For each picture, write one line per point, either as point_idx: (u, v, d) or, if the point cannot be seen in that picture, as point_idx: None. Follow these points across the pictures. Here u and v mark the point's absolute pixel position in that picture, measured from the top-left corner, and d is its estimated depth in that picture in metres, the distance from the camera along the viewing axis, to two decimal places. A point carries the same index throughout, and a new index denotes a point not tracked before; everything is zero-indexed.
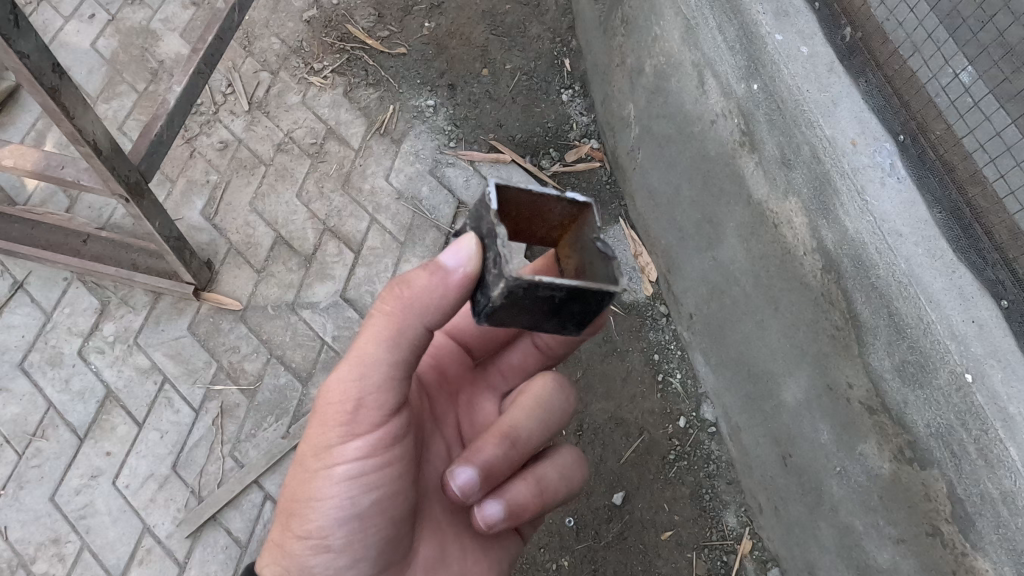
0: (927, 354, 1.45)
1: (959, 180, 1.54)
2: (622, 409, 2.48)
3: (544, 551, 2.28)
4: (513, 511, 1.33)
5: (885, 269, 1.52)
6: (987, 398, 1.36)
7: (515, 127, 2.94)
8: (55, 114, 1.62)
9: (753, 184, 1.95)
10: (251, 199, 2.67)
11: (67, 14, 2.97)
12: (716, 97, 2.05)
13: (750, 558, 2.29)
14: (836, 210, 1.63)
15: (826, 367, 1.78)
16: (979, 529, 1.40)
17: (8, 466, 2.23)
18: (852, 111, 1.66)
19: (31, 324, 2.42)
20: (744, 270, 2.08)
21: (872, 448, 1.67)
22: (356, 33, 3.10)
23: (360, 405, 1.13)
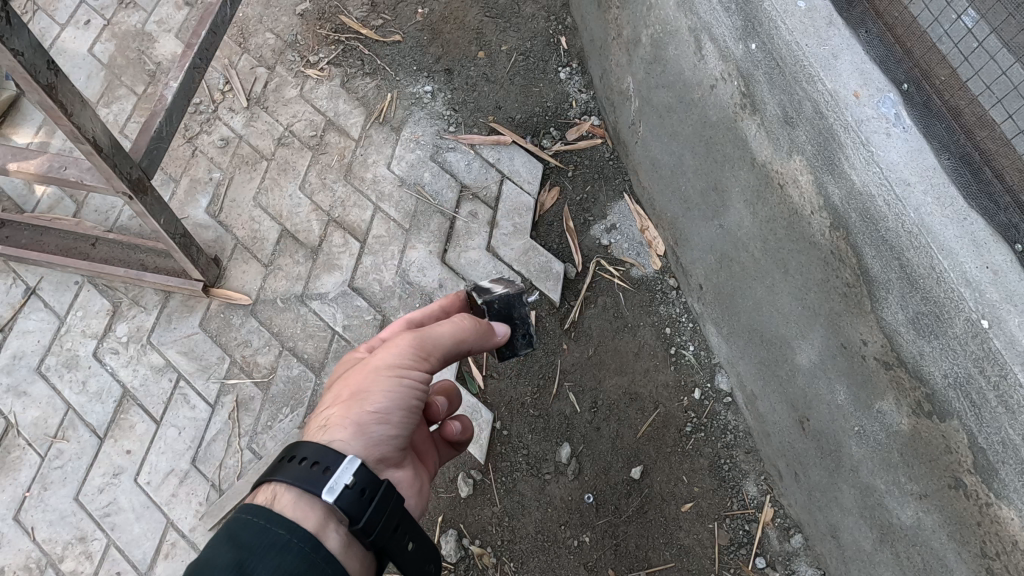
0: (941, 304, 1.43)
1: (967, 124, 1.46)
2: (636, 383, 2.47)
3: (565, 527, 2.27)
4: (464, 430, 1.78)
5: (894, 219, 1.50)
6: (1005, 343, 1.33)
7: (514, 109, 2.92)
8: (55, 111, 1.64)
9: (756, 146, 1.93)
10: (255, 194, 2.67)
11: (64, 21, 2.98)
12: (715, 61, 2.03)
13: (772, 526, 2.27)
14: (841, 164, 1.61)
15: (839, 326, 1.76)
16: (1003, 478, 1.38)
17: (31, 469, 2.26)
18: (853, 63, 1.62)
19: (46, 328, 2.45)
20: (752, 235, 2.06)
21: (890, 404, 1.65)
22: (350, 23, 3.09)
23: (429, 354, 1.51)
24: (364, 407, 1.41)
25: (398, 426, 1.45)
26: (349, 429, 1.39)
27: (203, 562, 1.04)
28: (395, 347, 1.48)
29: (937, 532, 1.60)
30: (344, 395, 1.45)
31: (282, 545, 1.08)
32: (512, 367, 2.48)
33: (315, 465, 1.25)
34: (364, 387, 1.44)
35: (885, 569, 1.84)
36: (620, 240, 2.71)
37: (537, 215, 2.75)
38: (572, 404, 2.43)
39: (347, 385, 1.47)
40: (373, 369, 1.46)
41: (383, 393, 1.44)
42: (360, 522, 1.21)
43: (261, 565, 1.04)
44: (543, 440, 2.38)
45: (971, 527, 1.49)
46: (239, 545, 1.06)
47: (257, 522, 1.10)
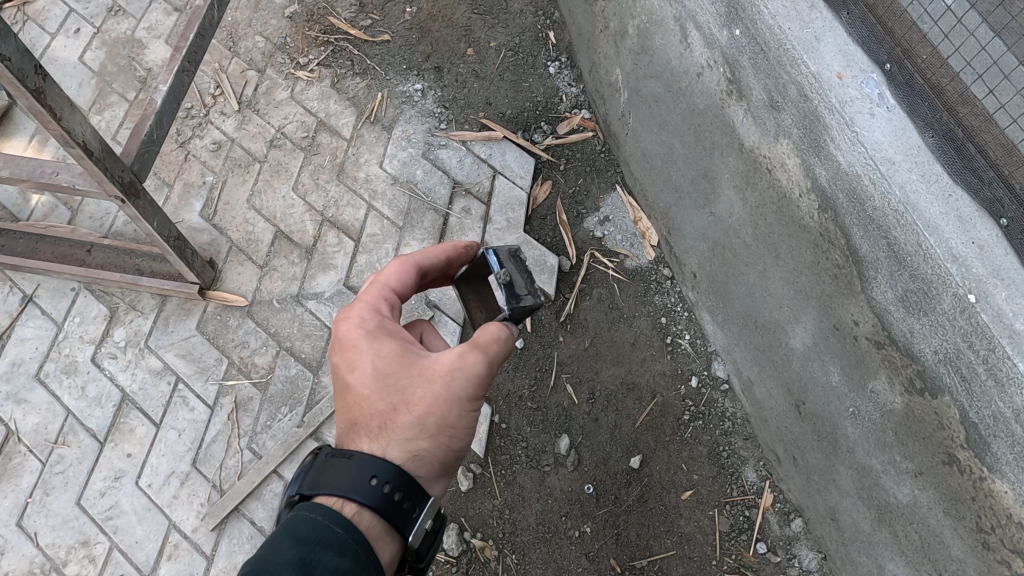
0: (928, 281, 1.44)
1: (949, 102, 1.46)
2: (633, 373, 2.48)
3: (566, 518, 2.28)
4: None
5: (881, 199, 1.51)
6: (992, 317, 1.34)
7: (505, 104, 2.93)
8: (44, 116, 1.65)
9: (744, 132, 1.94)
10: (248, 197, 2.68)
11: (53, 30, 2.99)
12: (701, 49, 2.03)
13: (773, 511, 2.28)
14: (827, 147, 1.62)
15: (832, 308, 1.77)
16: (995, 451, 1.39)
17: (33, 475, 2.27)
18: (836, 45, 1.63)
19: (44, 335, 2.46)
20: (743, 221, 2.07)
21: (883, 383, 1.66)
22: (339, 24, 3.09)
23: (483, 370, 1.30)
24: (448, 445, 1.27)
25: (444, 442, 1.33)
26: (433, 469, 1.27)
27: (266, 557, 1.00)
28: (468, 371, 1.24)
29: (933, 510, 1.61)
30: (427, 430, 1.24)
31: (342, 545, 1.05)
32: (509, 361, 2.49)
33: (394, 490, 1.16)
34: (449, 420, 1.25)
35: (884, 548, 1.85)
36: (613, 232, 2.72)
37: (529, 209, 2.76)
38: (569, 396, 2.44)
39: (415, 415, 1.24)
40: (453, 404, 1.25)
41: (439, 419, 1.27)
42: (424, 557, 1.23)
43: (324, 567, 1.00)
44: (542, 432, 2.39)
45: (966, 502, 1.51)
46: (301, 541, 1.03)
47: (321, 524, 1.07)
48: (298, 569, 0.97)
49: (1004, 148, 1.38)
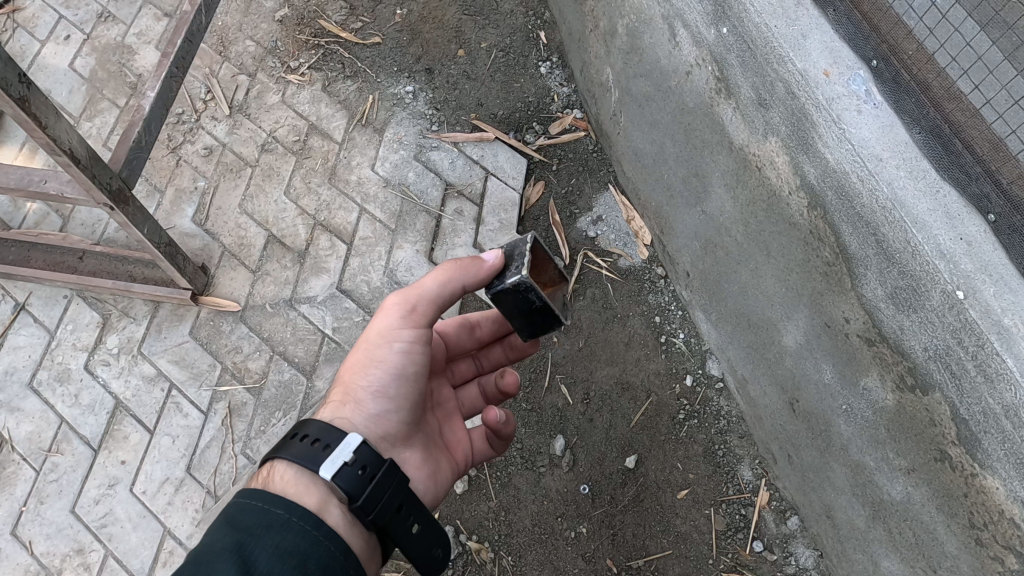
0: (917, 277, 1.44)
1: (935, 98, 1.45)
2: (628, 373, 2.47)
3: (561, 519, 2.27)
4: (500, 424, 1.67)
5: (869, 196, 1.51)
6: (980, 313, 1.34)
7: (496, 105, 2.93)
8: (28, 124, 1.64)
9: (733, 130, 1.94)
10: (240, 201, 2.68)
11: (44, 37, 2.99)
12: (689, 48, 2.03)
13: (769, 509, 2.28)
14: (816, 144, 1.62)
15: (823, 306, 1.76)
16: (986, 447, 1.39)
17: (27, 483, 2.27)
18: (822, 42, 1.62)
19: (37, 343, 2.46)
20: (734, 219, 2.06)
21: (875, 380, 1.65)
22: (330, 27, 3.09)
23: (414, 310, 1.52)
24: (359, 384, 1.50)
25: (394, 398, 1.51)
26: (351, 407, 1.49)
27: (204, 546, 1.04)
28: (382, 316, 1.54)
29: (927, 506, 1.60)
30: (354, 366, 1.52)
31: (283, 523, 1.10)
32: None
33: (316, 443, 1.30)
34: (370, 357, 1.50)
35: (879, 546, 1.84)
36: (607, 232, 2.71)
37: (522, 210, 2.75)
38: (564, 396, 2.44)
39: (354, 356, 1.54)
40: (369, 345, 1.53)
41: (373, 362, 1.50)
42: (361, 500, 1.24)
43: (262, 546, 1.05)
44: (537, 433, 2.39)
45: (959, 498, 1.50)
46: (239, 528, 1.08)
47: (255, 504, 1.12)
48: (235, 554, 1.02)
49: (991, 143, 1.37)
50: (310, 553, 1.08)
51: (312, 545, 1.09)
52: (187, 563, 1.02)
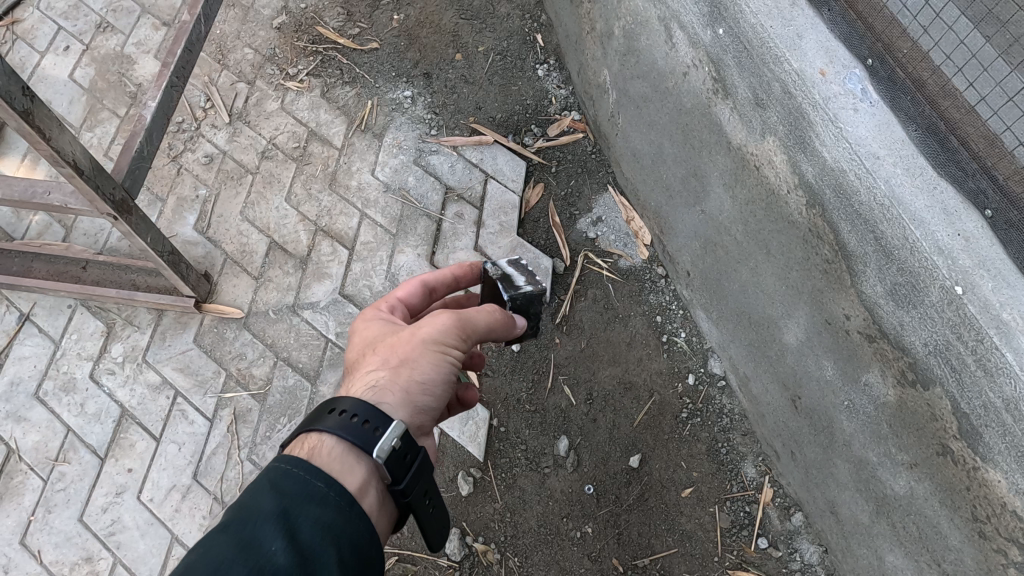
0: (916, 274, 1.45)
1: (931, 95, 1.47)
2: (630, 373, 2.49)
3: (567, 519, 2.28)
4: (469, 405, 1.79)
5: (866, 193, 1.52)
6: (979, 308, 1.35)
7: (494, 108, 2.95)
8: (32, 136, 1.66)
9: (731, 130, 1.95)
10: (241, 208, 2.69)
11: (43, 48, 3.00)
12: (685, 49, 2.05)
13: (773, 506, 2.29)
14: (813, 143, 1.63)
15: (823, 303, 1.77)
16: (987, 441, 1.40)
17: (35, 493, 2.28)
18: (818, 42, 1.64)
19: (42, 353, 2.47)
20: (733, 218, 2.08)
21: (876, 376, 1.67)
22: (327, 33, 3.10)
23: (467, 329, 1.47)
24: (413, 377, 1.36)
25: (435, 398, 1.41)
26: (399, 402, 1.33)
27: (247, 505, 1.04)
28: (440, 318, 1.42)
29: (929, 500, 1.62)
30: (405, 364, 1.36)
31: (321, 498, 1.08)
32: (507, 364, 2.50)
33: (362, 422, 1.21)
34: (425, 361, 1.38)
35: (883, 540, 1.86)
36: (607, 232, 2.73)
37: (522, 212, 2.77)
38: (567, 397, 2.45)
39: (400, 352, 1.37)
40: (423, 342, 1.38)
41: (429, 364, 1.38)
42: (401, 484, 1.23)
43: (305, 517, 1.04)
44: (541, 434, 2.40)
45: (961, 492, 1.51)
46: (282, 493, 1.06)
47: (298, 473, 1.09)
48: (278, 521, 1.01)
49: (986, 139, 1.39)
50: (345, 531, 1.06)
51: (346, 522, 1.07)
52: (228, 522, 1.01)
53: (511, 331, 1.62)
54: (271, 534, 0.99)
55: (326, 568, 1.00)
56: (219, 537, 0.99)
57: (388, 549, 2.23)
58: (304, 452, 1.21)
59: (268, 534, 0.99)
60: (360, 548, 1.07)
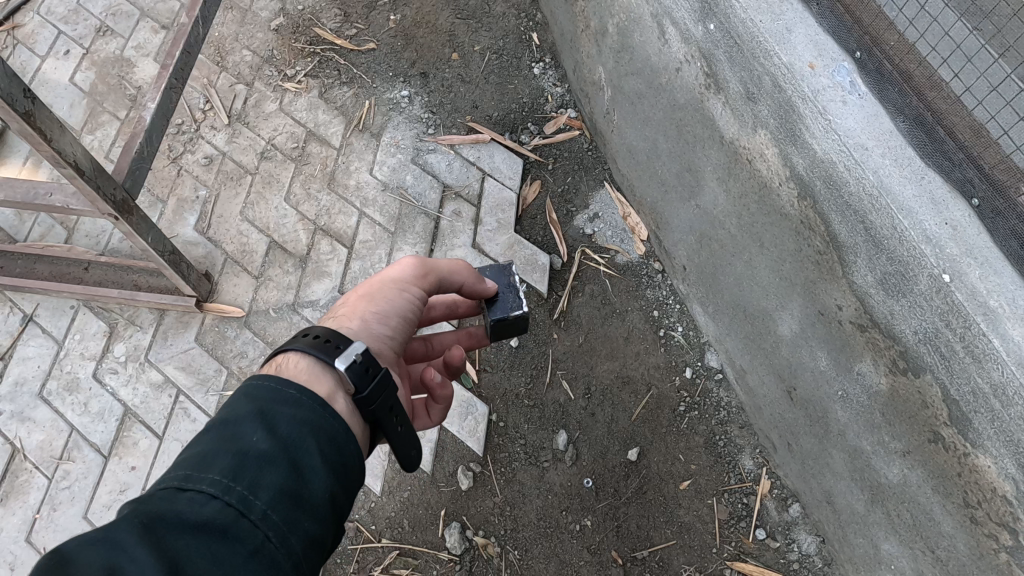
0: (905, 263, 1.47)
1: (918, 86, 1.50)
2: (628, 367, 2.51)
3: (566, 512, 2.30)
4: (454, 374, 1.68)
5: (856, 184, 1.54)
6: (966, 295, 1.38)
7: (491, 107, 2.97)
8: (34, 138, 1.69)
9: (723, 125, 1.97)
10: (241, 209, 2.72)
11: (43, 53, 3.03)
12: (678, 45, 2.07)
13: (771, 497, 2.31)
14: (803, 135, 1.65)
15: (816, 294, 1.79)
16: (977, 427, 1.43)
17: (40, 492, 2.30)
18: (807, 36, 1.66)
19: (45, 353, 2.49)
20: (727, 212, 2.09)
21: (869, 365, 1.69)
22: (325, 34, 3.13)
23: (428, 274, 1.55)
24: (370, 307, 1.44)
25: (394, 329, 1.47)
26: (356, 325, 1.40)
27: (224, 412, 1.04)
28: (402, 262, 1.54)
29: (923, 488, 1.63)
30: (365, 297, 1.46)
31: (294, 401, 1.06)
32: (505, 360, 2.52)
33: (325, 339, 1.20)
34: (383, 295, 1.47)
35: (879, 529, 1.87)
36: (603, 229, 2.75)
37: (520, 209, 2.79)
38: (565, 392, 2.47)
39: (361, 292, 1.48)
40: (384, 280, 1.50)
41: (385, 298, 1.47)
42: (365, 392, 1.16)
43: (283, 415, 1.03)
44: (539, 429, 2.42)
45: (953, 479, 1.53)
46: (256, 397, 1.06)
47: (265, 381, 1.07)
48: (258, 420, 1.01)
49: (972, 129, 1.41)
50: (323, 427, 1.05)
51: (323, 419, 1.06)
52: (207, 428, 1.01)
53: (480, 288, 1.67)
54: (253, 433, 0.99)
55: (309, 462, 1.00)
56: (199, 442, 0.99)
57: (389, 544, 2.25)
58: (271, 371, 1.19)
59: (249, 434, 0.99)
60: (342, 444, 1.06)
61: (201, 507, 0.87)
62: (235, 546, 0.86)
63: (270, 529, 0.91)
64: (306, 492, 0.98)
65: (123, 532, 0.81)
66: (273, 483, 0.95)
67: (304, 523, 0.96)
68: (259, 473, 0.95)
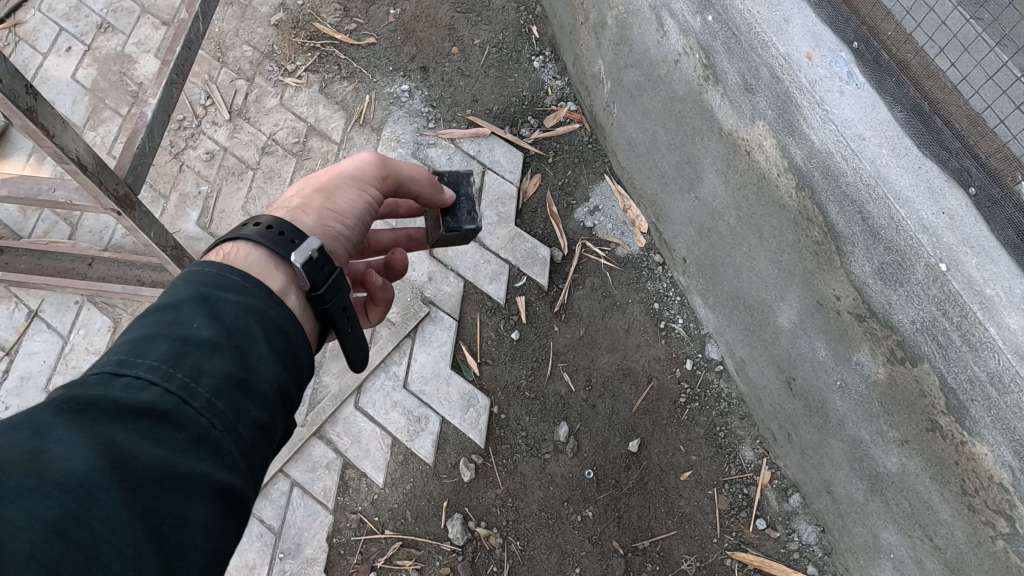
0: (902, 252, 1.48)
1: (915, 77, 1.50)
2: (628, 359, 2.52)
3: (568, 503, 2.32)
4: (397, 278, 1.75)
5: (853, 174, 1.55)
6: (963, 284, 1.39)
7: (491, 100, 2.97)
8: (37, 134, 1.70)
9: (722, 117, 1.97)
10: (243, 204, 2.73)
11: (45, 50, 3.04)
12: (676, 36, 2.07)
13: (771, 487, 2.32)
14: (800, 126, 1.66)
15: (814, 284, 1.80)
16: (974, 416, 1.44)
17: None
18: (804, 26, 1.66)
19: (51, 348, 2.52)
20: (726, 203, 2.10)
21: (867, 355, 1.69)
22: (325, 29, 3.13)
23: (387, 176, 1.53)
24: (329, 205, 1.40)
25: (353, 229, 1.44)
26: (314, 220, 1.36)
27: (164, 300, 0.99)
28: (362, 159, 1.49)
29: (921, 476, 1.65)
30: (325, 192, 1.42)
31: (239, 288, 1.03)
32: (506, 353, 2.53)
33: (280, 234, 1.18)
34: (346, 193, 1.44)
35: (877, 517, 1.88)
36: (604, 221, 2.75)
37: (520, 202, 2.80)
38: (566, 383, 2.48)
39: (319, 184, 1.43)
40: (346, 175, 1.46)
41: (346, 196, 1.43)
42: (320, 291, 1.18)
43: (227, 300, 1.00)
44: (541, 421, 2.44)
45: (950, 467, 1.54)
46: (200, 283, 1.02)
47: (211, 267, 1.04)
48: (200, 305, 0.98)
49: (969, 118, 1.42)
50: (271, 316, 1.03)
51: (270, 308, 1.03)
52: (146, 313, 0.97)
53: (437, 195, 1.68)
54: (193, 316, 0.96)
55: (255, 350, 0.97)
56: (138, 327, 0.95)
57: (392, 535, 2.27)
58: (218, 259, 1.15)
59: (188, 317, 0.95)
60: (290, 334, 1.04)
61: (138, 393, 0.84)
62: (177, 432, 0.83)
63: (216, 417, 0.88)
64: (253, 379, 0.95)
65: (50, 417, 0.79)
66: (217, 369, 0.92)
67: (253, 412, 0.93)
68: (203, 359, 0.92)
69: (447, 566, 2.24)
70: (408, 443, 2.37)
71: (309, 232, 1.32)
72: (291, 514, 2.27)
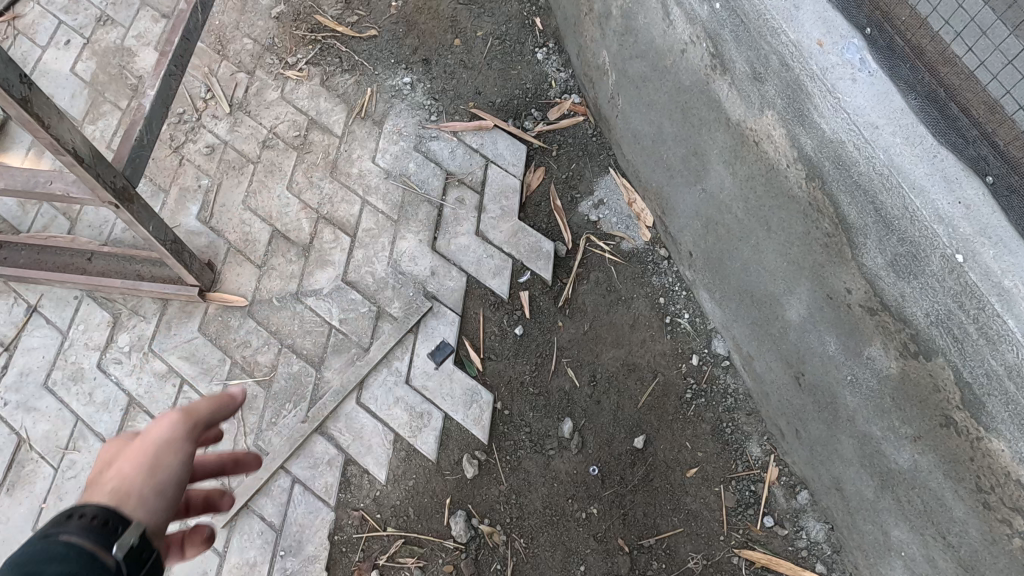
0: (917, 243, 1.45)
1: (931, 62, 1.45)
2: (634, 354, 2.48)
3: (572, 500, 2.28)
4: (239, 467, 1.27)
5: (866, 164, 1.52)
6: (980, 276, 1.35)
7: (494, 93, 2.94)
8: (32, 124, 1.67)
9: (730, 107, 1.93)
10: (244, 198, 2.70)
11: (44, 43, 3.01)
12: (683, 26, 2.03)
13: (778, 485, 2.29)
14: (811, 115, 1.62)
15: (824, 277, 1.76)
16: (991, 410, 1.40)
17: (46, 481, 2.30)
18: (815, 11, 1.61)
19: (50, 344, 2.49)
20: (733, 196, 2.06)
21: (879, 349, 1.66)
22: (326, 22, 3.10)
23: (190, 412, 1.13)
24: (131, 485, 1.01)
25: (168, 491, 1.05)
26: (135, 504, 0.99)
27: None
28: (160, 420, 1.11)
29: (934, 473, 1.61)
30: (121, 479, 1.01)
31: (65, 561, 0.82)
32: (509, 348, 2.50)
33: (96, 520, 0.90)
34: (141, 490, 1.01)
35: (888, 515, 1.85)
36: (608, 215, 2.72)
37: (524, 196, 2.76)
38: (571, 379, 2.45)
39: (120, 465, 1.04)
40: (149, 443, 1.06)
41: (157, 466, 1.05)
42: None
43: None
44: (544, 417, 2.40)
45: (965, 464, 1.51)
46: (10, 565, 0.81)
47: (29, 550, 0.82)
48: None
49: (986, 105, 1.37)
50: None
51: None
52: None
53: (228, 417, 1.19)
54: None
55: None
56: None
57: (394, 533, 2.24)
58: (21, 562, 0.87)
59: None
60: None
61: None
62: None
63: None
64: None
65: None
66: None
67: None
68: None
69: (450, 563, 2.21)
70: (410, 439, 2.34)
71: (128, 519, 0.95)
72: (292, 511, 2.24)
